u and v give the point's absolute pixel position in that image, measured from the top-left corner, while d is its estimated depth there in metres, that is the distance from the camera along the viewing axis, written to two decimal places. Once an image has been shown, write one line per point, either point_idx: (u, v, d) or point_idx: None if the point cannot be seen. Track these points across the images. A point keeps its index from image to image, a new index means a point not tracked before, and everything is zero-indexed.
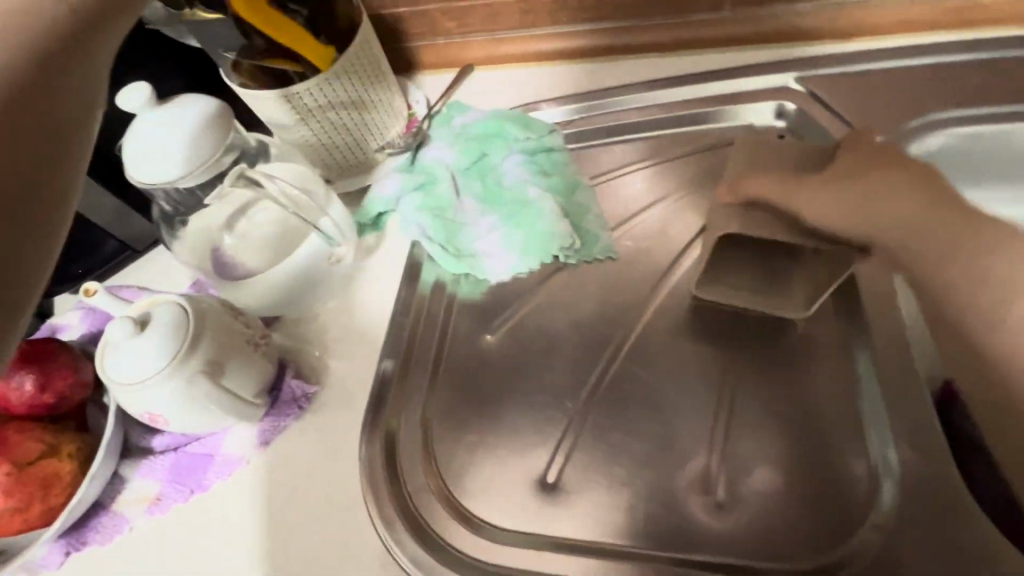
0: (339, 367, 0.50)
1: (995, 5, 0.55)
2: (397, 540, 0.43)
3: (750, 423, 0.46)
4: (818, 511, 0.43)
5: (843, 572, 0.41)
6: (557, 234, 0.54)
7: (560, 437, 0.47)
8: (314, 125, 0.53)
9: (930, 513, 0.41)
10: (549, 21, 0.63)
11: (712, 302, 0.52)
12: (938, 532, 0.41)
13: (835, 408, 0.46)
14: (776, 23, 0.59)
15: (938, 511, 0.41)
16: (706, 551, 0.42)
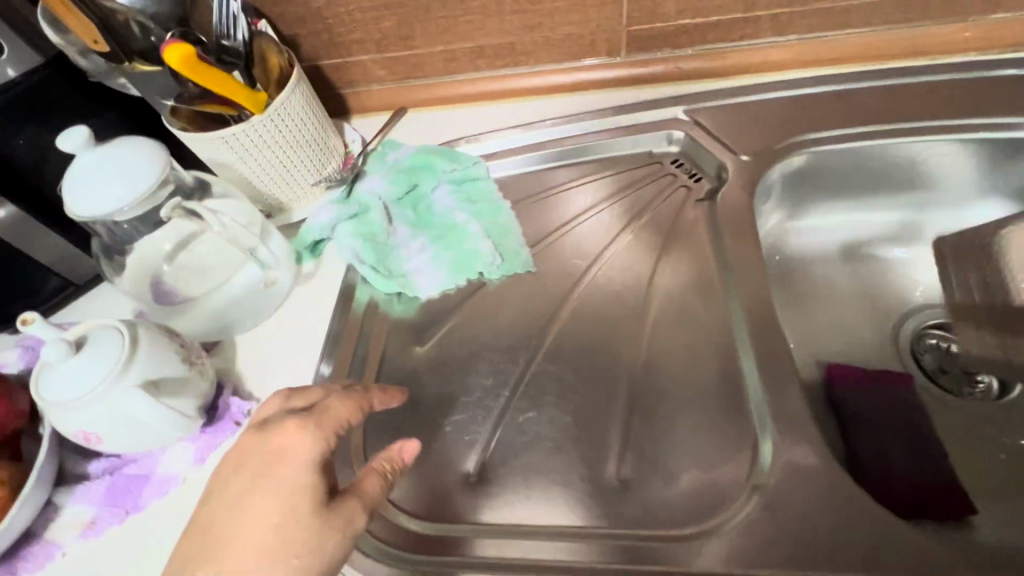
0: (276, 384, 0.53)
1: (844, 44, 0.65)
2: None
3: (650, 407, 0.52)
4: (710, 482, 0.47)
5: (740, 539, 0.44)
6: (481, 254, 0.60)
7: (483, 434, 0.51)
8: (252, 163, 0.58)
9: (812, 475, 0.46)
10: (470, 67, 0.72)
11: (618, 304, 0.58)
12: (821, 494, 0.45)
13: (724, 388, 0.52)
14: (663, 65, 0.69)
15: (820, 474, 0.46)
16: (613, 527, 0.46)
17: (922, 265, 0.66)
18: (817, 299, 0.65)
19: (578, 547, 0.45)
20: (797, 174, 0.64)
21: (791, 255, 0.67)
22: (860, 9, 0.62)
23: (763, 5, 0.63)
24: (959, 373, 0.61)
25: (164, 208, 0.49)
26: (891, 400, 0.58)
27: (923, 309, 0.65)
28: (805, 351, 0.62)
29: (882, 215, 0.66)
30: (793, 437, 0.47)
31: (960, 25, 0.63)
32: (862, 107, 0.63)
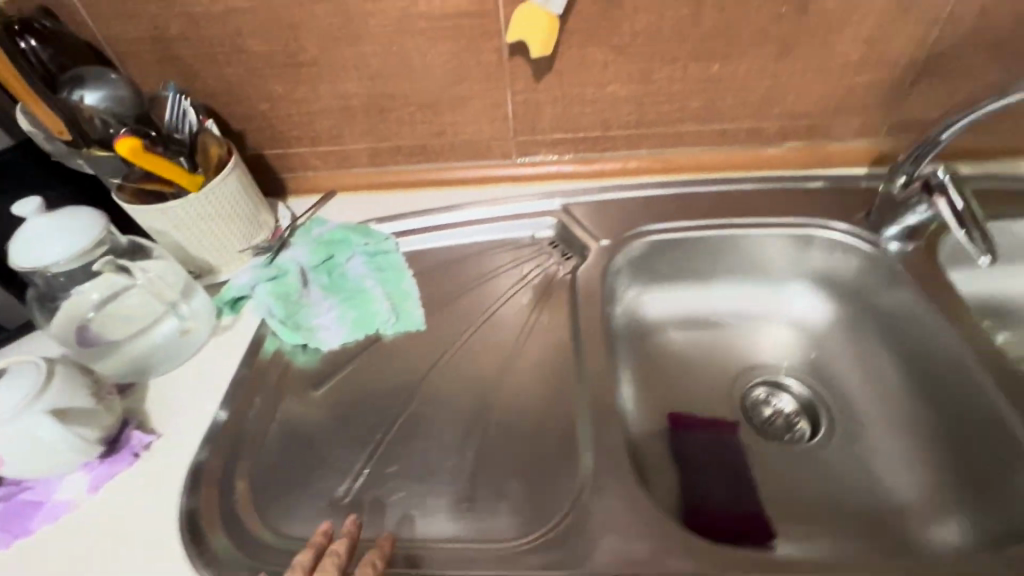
0: (174, 422, 0.60)
1: (680, 158, 0.84)
2: (201, 551, 0.50)
3: (505, 435, 0.61)
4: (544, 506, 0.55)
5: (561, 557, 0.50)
6: (379, 314, 0.71)
7: (359, 464, 0.58)
8: (185, 232, 0.69)
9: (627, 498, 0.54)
10: (390, 162, 0.88)
11: (495, 355, 0.68)
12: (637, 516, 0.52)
13: (564, 426, 0.60)
14: (544, 167, 0.86)
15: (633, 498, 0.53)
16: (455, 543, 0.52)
17: (750, 333, 0.80)
18: (665, 359, 0.78)
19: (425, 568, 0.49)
20: (644, 257, 0.79)
21: (644, 322, 0.80)
22: (688, 133, 0.82)
23: (617, 127, 0.81)
24: (783, 424, 0.72)
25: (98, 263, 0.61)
26: (717, 443, 0.69)
27: (751, 369, 0.78)
28: (653, 399, 0.73)
29: (717, 290, 0.81)
30: (609, 463, 0.56)
31: (765, 149, 0.82)
32: (695, 206, 0.80)
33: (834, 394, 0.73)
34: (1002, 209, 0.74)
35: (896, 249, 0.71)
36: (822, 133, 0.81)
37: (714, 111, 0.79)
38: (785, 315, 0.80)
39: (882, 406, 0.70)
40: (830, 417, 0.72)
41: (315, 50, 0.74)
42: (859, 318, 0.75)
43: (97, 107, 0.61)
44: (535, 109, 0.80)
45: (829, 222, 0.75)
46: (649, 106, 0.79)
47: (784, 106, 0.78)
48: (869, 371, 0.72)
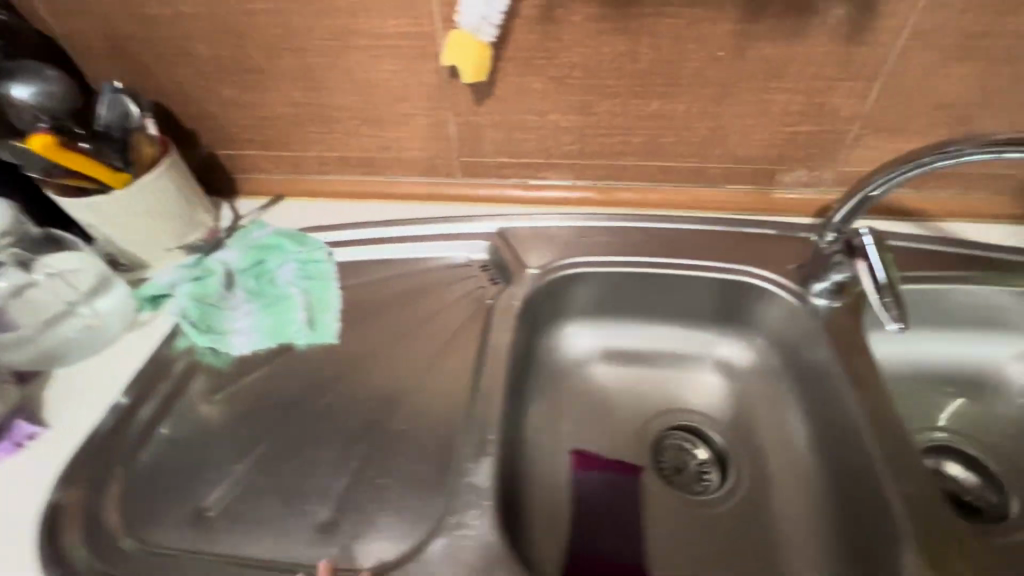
0: (65, 416, 0.61)
1: (623, 192, 0.83)
2: (55, 548, 0.51)
3: (383, 454, 0.59)
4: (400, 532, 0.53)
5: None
6: (294, 323, 0.71)
7: (233, 474, 0.58)
8: (113, 227, 0.71)
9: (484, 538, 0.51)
10: (337, 171, 0.88)
11: (402, 375, 0.68)
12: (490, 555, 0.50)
13: (442, 452, 0.59)
14: (488, 189, 0.86)
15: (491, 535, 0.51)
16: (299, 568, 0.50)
17: (673, 375, 0.78)
18: (582, 394, 0.76)
19: None
20: (569, 288, 0.77)
21: (566, 354, 0.78)
22: (631, 168, 0.81)
23: (559, 155, 0.81)
24: (693, 473, 0.71)
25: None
26: (614, 483, 0.68)
27: (669, 411, 0.75)
28: (561, 434, 0.72)
29: (644, 329, 0.79)
30: (478, 497, 0.54)
31: (709, 190, 0.81)
32: (630, 241, 0.79)
33: (745, 446, 0.71)
34: (941, 272, 0.71)
35: (825, 306, 0.69)
36: (767, 179, 0.79)
37: (656, 147, 0.78)
38: (712, 360, 0.77)
39: (786, 465, 0.68)
40: (738, 470, 0.70)
41: (261, 58, 0.75)
42: (781, 370, 0.73)
43: (28, 102, 0.63)
44: (478, 131, 0.80)
45: (761, 270, 0.73)
46: (590, 137, 0.78)
47: (727, 149, 0.76)
48: (780, 427, 0.71)
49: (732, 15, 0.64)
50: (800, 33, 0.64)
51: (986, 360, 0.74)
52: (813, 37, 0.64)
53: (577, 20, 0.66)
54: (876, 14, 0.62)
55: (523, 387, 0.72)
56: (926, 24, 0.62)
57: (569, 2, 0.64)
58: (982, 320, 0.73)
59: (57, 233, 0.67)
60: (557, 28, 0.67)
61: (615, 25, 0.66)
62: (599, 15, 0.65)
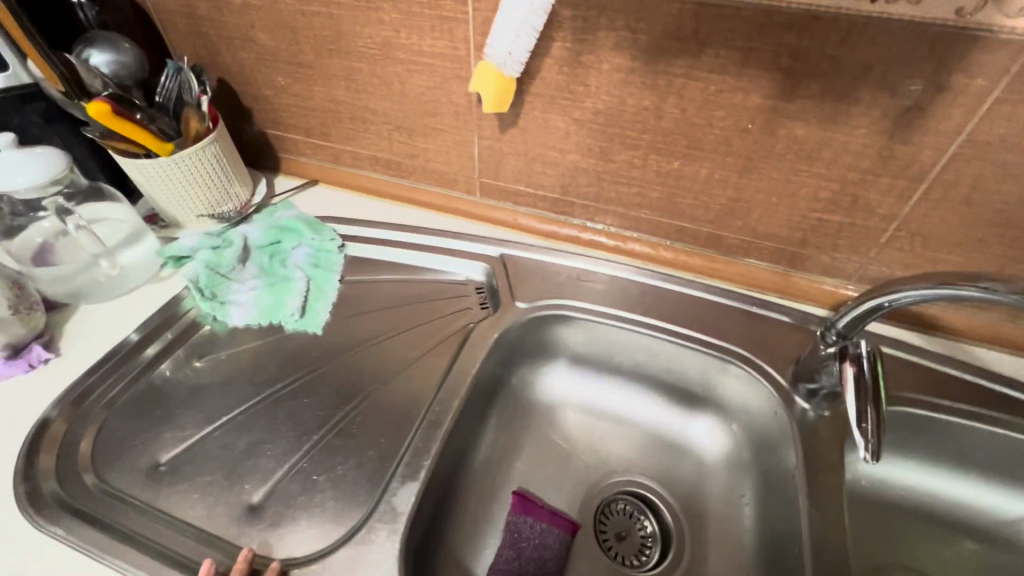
0: (74, 348, 0.69)
1: (633, 242, 0.81)
2: (31, 462, 0.58)
3: (325, 451, 0.62)
4: (314, 530, 0.55)
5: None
6: (287, 307, 0.76)
7: (194, 436, 0.63)
8: (156, 189, 0.78)
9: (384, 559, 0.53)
10: (368, 168, 0.92)
11: (369, 378, 0.71)
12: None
13: (378, 463, 0.61)
14: (502, 212, 0.87)
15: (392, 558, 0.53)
16: (217, 541, 0.55)
17: (639, 439, 0.75)
18: (542, 436, 0.76)
19: (181, 549, 0.53)
20: (552, 328, 0.77)
21: (539, 392, 0.78)
22: (644, 220, 0.79)
23: (575, 194, 0.80)
24: (633, 543, 0.69)
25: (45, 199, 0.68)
26: (548, 537, 0.65)
27: (625, 475, 0.73)
28: (508, 469, 0.72)
29: (624, 385, 0.77)
30: (392, 517, 0.55)
31: (722, 258, 0.78)
32: (626, 294, 0.77)
33: (693, 531, 0.68)
34: (955, 403, 0.64)
35: (811, 415, 0.65)
36: (786, 260, 0.75)
37: (672, 205, 0.75)
38: (681, 433, 0.74)
39: (727, 563, 0.65)
40: (678, 554, 0.67)
41: (311, 54, 0.80)
42: (750, 464, 0.69)
43: (103, 70, 0.71)
44: (499, 156, 0.81)
45: (751, 357, 0.69)
46: (607, 183, 0.77)
47: (746, 221, 0.73)
48: (730, 522, 0.67)
49: (766, 89, 0.60)
50: (838, 119, 0.60)
51: (992, 510, 0.66)
52: (852, 126, 0.60)
53: (606, 68, 0.65)
54: (927, 114, 0.56)
55: (482, 417, 0.72)
56: (983, 134, 0.56)
57: (599, 50, 0.64)
58: (996, 466, 0.65)
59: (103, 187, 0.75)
60: (584, 73, 0.66)
61: (643, 79, 0.64)
62: (628, 68, 0.64)
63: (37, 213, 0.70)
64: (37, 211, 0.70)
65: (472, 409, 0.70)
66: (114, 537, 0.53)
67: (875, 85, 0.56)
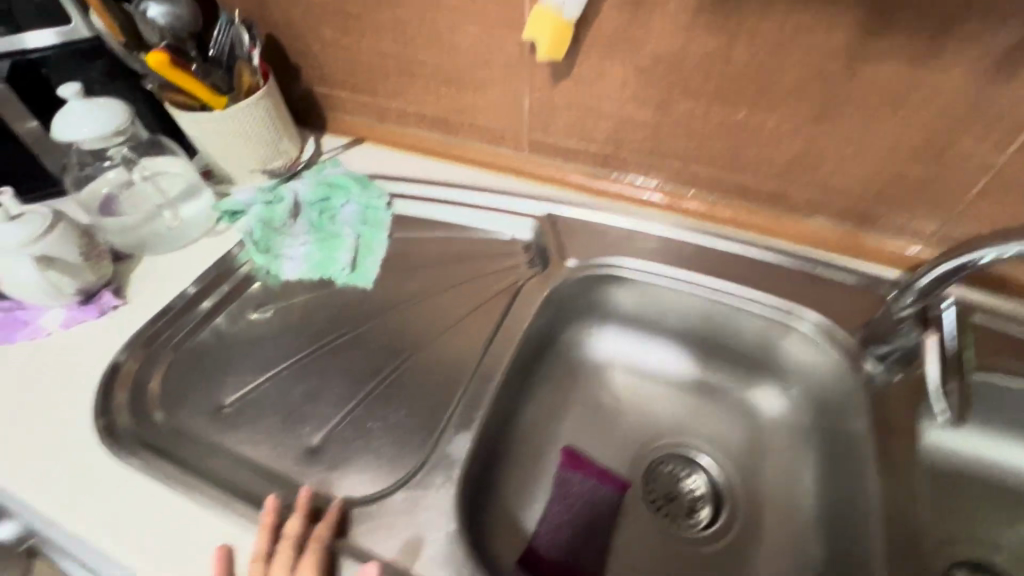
0: (141, 296, 0.71)
1: (689, 200, 0.78)
2: (106, 399, 0.61)
3: (378, 400, 0.63)
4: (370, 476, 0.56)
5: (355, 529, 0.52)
6: (339, 262, 0.77)
7: (252, 383, 0.65)
8: (210, 143, 0.80)
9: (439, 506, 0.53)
10: (414, 125, 0.91)
11: (419, 332, 0.71)
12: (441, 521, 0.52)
13: (431, 412, 0.62)
14: (551, 170, 0.84)
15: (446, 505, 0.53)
16: (278, 478, 0.56)
17: (691, 402, 0.73)
18: (591, 396, 0.75)
19: (247, 485, 0.55)
20: (604, 288, 0.75)
21: (588, 352, 0.77)
22: (702, 176, 0.75)
23: (628, 150, 0.77)
24: (680, 505, 0.68)
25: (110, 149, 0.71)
26: (597, 495, 0.65)
27: (676, 437, 0.72)
28: (556, 426, 0.72)
29: (676, 347, 0.75)
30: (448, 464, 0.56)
31: (786, 217, 0.73)
32: (681, 254, 0.74)
33: (745, 495, 0.67)
34: None
35: (879, 376, 0.62)
36: (856, 218, 0.70)
37: (733, 159, 0.71)
38: (735, 397, 0.72)
39: (784, 528, 0.63)
40: (731, 514, 0.66)
41: (360, 5, 0.78)
42: (810, 430, 0.66)
43: (159, 22, 0.71)
44: (550, 111, 0.78)
45: (817, 319, 0.66)
46: (664, 137, 0.73)
47: (815, 176, 0.68)
48: (788, 487, 0.65)
49: (849, 26, 0.55)
50: (931, 58, 0.55)
51: None
52: (946, 66, 0.55)
53: (671, 9, 0.61)
54: None
55: (532, 374, 0.72)
56: None
57: None
58: None
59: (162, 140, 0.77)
60: (647, 15, 0.63)
61: (711, 20, 0.60)
62: (695, 7, 0.60)
63: (103, 163, 0.75)
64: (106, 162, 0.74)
65: (522, 366, 0.69)
66: (183, 470, 0.55)
67: (978, 18, 0.51)
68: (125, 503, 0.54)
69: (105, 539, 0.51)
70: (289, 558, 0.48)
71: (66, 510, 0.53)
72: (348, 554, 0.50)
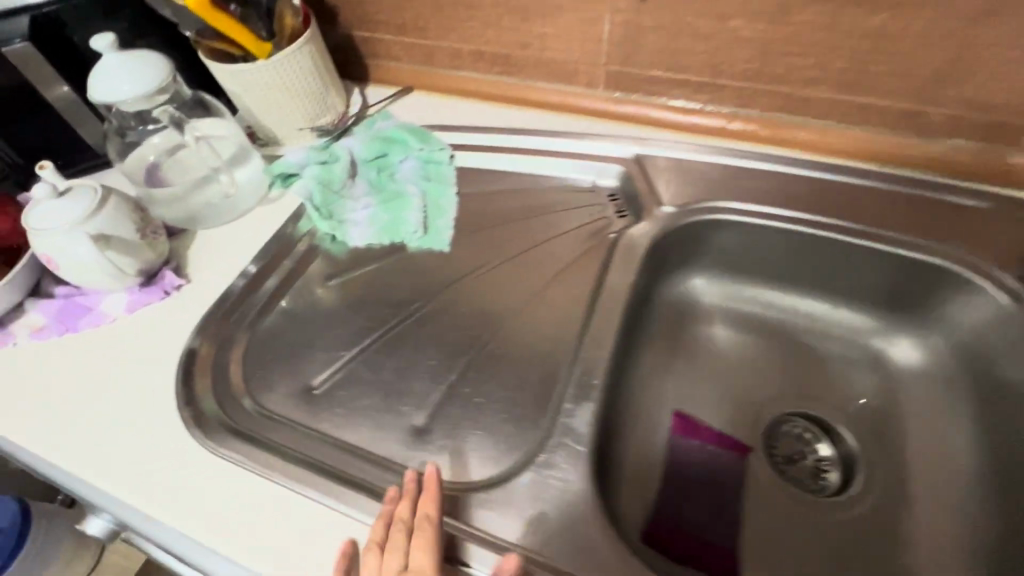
0: (204, 274, 0.65)
1: (799, 128, 0.68)
2: (187, 387, 0.56)
3: (479, 373, 0.57)
4: (486, 460, 0.51)
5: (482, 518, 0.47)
6: (408, 223, 0.70)
7: (339, 363, 0.59)
8: (252, 99, 0.71)
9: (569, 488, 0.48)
10: (470, 67, 0.81)
11: (509, 295, 0.64)
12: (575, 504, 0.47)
13: (540, 383, 0.56)
14: (633, 106, 0.74)
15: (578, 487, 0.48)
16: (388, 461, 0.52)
17: (810, 356, 0.67)
18: (697, 355, 0.68)
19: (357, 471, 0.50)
20: (708, 236, 0.68)
21: (690, 307, 0.70)
22: (817, 101, 0.65)
23: (729, 75, 0.67)
24: (805, 468, 0.62)
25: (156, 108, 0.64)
26: (718, 460, 0.61)
27: (797, 395, 0.65)
28: (662, 390, 0.65)
29: (789, 296, 0.69)
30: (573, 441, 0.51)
31: (920, 141, 0.63)
32: (795, 191, 0.65)
33: (883, 454, 0.60)
34: None
35: None
36: (1010, 136, 0.60)
37: (859, 76, 0.61)
38: (861, 348, 0.66)
39: (939, 490, 0.56)
40: (872, 477, 0.59)
41: None
42: (960, 381, 0.60)
43: None
44: (634, 35, 0.68)
45: (969, 257, 0.58)
46: (774, 55, 0.63)
47: (963, 88, 0.58)
48: (937, 444, 0.59)
49: None
50: None
51: None
52: None
53: None
54: None
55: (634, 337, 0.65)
56: None
57: None
58: None
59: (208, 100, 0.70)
60: None
61: None
62: None
63: (147, 127, 0.67)
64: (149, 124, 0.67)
65: (627, 328, 0.62)
66: (284, 459, 0.50)
67: None
68: (203, 482, 0.50)
69: (173, 517, 0.49)
70: (405, 542, 0.43)
71: (122, 483, 0.51)
72: (472, 539, 0.45)
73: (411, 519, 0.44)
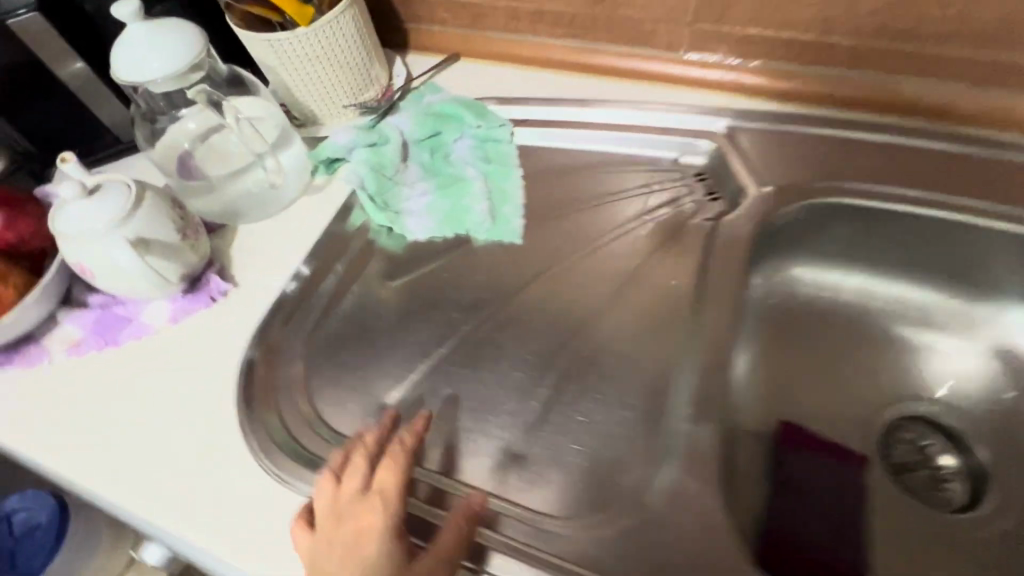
0: (251, 277, 0.58)
1: (930, 92, 0.57)
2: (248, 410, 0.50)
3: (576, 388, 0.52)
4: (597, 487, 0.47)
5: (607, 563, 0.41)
6: (474, 212, 0.62)
7: (414, 377, 0.53)
8: (290, 73, 0.63)
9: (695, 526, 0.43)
10: (529, 29, 0.71)
11: (591, 295, 0.57)
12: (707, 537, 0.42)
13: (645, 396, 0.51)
14: (722, 70, 0.64)
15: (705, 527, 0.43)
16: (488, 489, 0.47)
17: (928, 354, 0.60)
18: (802, 354, 0.61)
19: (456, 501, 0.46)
20: (817, 223, 0.60)
21: (791, 300, 0.63)
22: (954, 59, 0.55)
23: (846, 31, 0.57)
24: (920, 479, 0.57)
25: (189, 87, 0.56)
26: (835, 472, 0.55)
27: (913, 399, 0.59)
28: (763, 396, 0.59)
29: (905, 288, 0.61)
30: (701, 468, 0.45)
31: None
32: (921, 169, 0.57)
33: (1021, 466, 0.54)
34: None
35: None
36: None
37: (1013, 29, 0.52)
38: (990, 346, 0.59)
39: None
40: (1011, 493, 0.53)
41: None
42: None
43: None
44: None
45: None
46: (905, 6, 0.54)
47: None
48: None
49: None
50: None
51: None
52: None
53: None
54: None
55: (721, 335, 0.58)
56: None
57: None
58: None
59: (245, 77, 0.63)
60: None
61: None
62: None
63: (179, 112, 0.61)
64: (181, 107, 0.61)
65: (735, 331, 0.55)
66: None
67: None
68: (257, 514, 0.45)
69: (227, 552, 0.44)
70: (365, 464, 0.44)
71: (146, 498, 0.47)
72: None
73: (374, 446, 0.45)
